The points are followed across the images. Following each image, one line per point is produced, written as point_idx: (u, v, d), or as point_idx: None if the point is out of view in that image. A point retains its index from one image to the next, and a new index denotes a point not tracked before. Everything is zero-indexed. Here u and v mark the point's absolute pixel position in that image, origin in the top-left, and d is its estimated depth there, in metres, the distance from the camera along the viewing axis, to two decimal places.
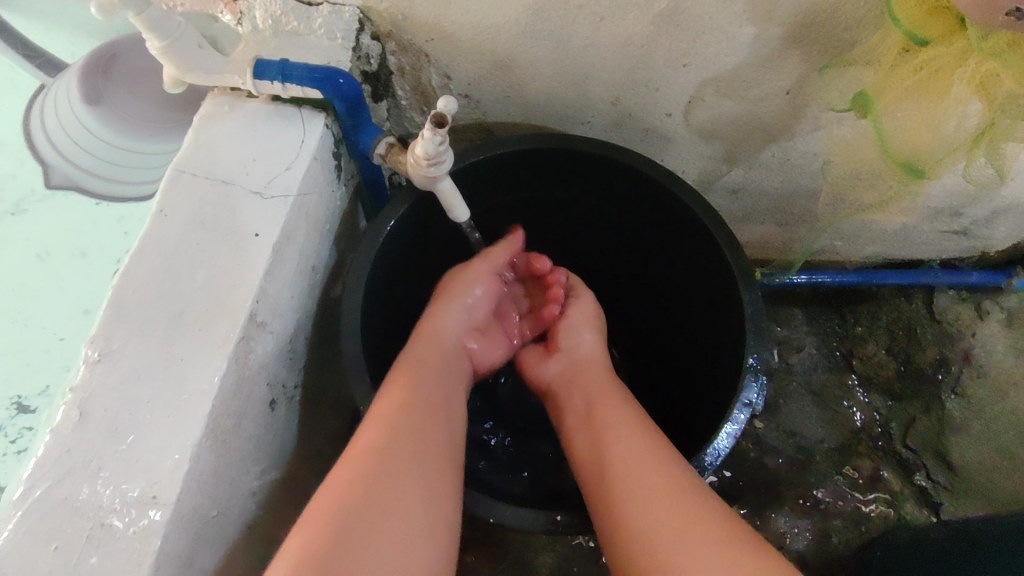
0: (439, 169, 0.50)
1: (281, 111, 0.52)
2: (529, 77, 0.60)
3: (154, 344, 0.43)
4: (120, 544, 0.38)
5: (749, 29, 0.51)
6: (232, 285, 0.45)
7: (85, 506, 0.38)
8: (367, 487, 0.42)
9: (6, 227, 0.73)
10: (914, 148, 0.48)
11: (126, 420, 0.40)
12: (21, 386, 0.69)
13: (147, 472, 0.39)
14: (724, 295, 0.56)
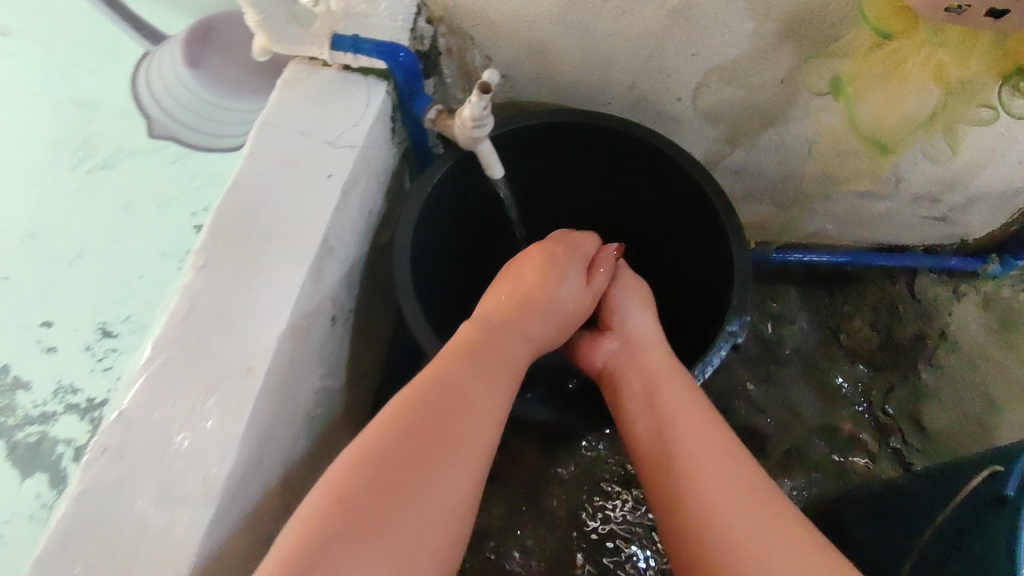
0: (481, 131, 0.60)
1: (351, 78, 0.62)
2: (559, 62, 0.70)
3: (249, 254, 0.52)
4: (223, 403, 0.47)
5: (748, 24, 0.61)
6: (311, 212, 0.55)
7: (196, 373, 0.48)
8: (424, 442, 0.46)
9: (98, 180, 0.85)
10: (880, 125, 0.57)
11: (227, 311, 0.50)
12: (106, 314, 0.79)
13: (244, 351, 0.49)
14: (719, 250, 0.65)
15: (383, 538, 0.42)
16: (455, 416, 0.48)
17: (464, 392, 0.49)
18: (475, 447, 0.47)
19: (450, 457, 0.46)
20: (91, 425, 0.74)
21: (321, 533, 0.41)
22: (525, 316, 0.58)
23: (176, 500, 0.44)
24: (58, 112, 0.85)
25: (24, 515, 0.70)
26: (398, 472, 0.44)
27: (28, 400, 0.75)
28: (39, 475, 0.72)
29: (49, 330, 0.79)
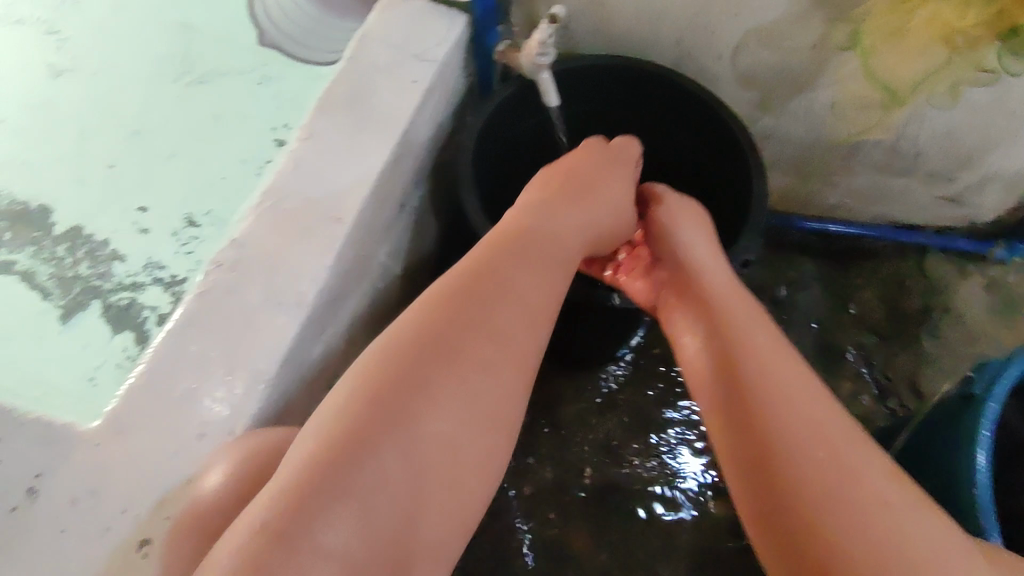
0: (544, 59, 0.70)
1: (437, 9, 0.72)
2: (615, 16, 0.81)
3: (343, 134, 0.62)
4: (317, 242, 0.57)
5: None
6: (397, 109, 0.65)
7: (296, 216, 0.58)
8: (467, 331, 0.48)
9: (198, 91, 0.94)
10: (893, 74, 0.66)
11: (325, 173, 0.60)
12: (192, 207, 0.89)
13: (336, 206, 0.59)
14: (742, 189, 0.73)
15: (432, 417, 0.44)
16: (498, 311, 0.50)
17: (507, 287, 0.51)
18: (514, 338, 0.49)
19: (492, 346, 0.48)
20: (174, 297, 0.83)
21: (367, 409, 0.43)
22: (562, 225, 0.59)
23: (268, 310, 0.53)
24: (165, 33, 0.95)
25: (113, 363, 0.79)
26: (443, 358, 0.46)
27: (123, 271, 0.85)
28: (127, 333, 0.81)
29: (145, 214, 0.88)
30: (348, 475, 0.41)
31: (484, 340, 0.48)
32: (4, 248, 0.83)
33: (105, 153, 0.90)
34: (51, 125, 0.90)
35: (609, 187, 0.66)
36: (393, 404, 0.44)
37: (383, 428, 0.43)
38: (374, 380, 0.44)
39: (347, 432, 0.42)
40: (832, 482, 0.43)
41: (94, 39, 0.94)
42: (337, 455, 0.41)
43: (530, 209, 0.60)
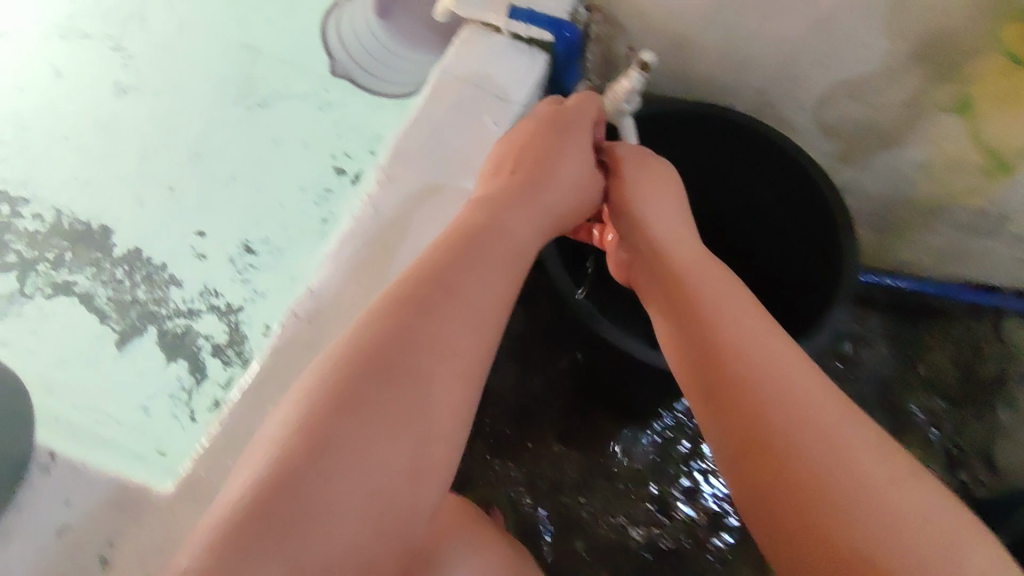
0: (628, 105, 0.67)
1: (519, 46, 0.69)
2: (697, 59, 0.78)
3: (424, 178, 0.60)
4: None
5: (882, 43, 0.67)
6: (477, 154, 0.62)
7: (376, 266, 0.55)
8: (410, 334, 0.43)
9: (254, 116, 0.91)
10: (999, 135, 0.69)
11: (405, 220, 0.58)
12: (250, 233, 0.87)
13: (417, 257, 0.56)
14: (827, 278, 0.70)
15: (385, 432, 0.40)
16: (444, 308, 0.45)
17: (456, 283, 0.46)
18: (467, 329, 0.45)
19: (440, 345, 0.43)
20: (229, 327, 0.83)
21: (308, 439, 0.39)
22: (517, 215, 0.53)
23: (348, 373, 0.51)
24: (228, 51, 0.92)
25: (166, 394, 0.79)
26: (384, 372, 0.42)
27: (179, 296, 0.84)
28: (180, 362, 0.81)
29: (202, 239, 0.87)
30: (298, 511, 0.37)
31: (417, 348, 0.43)
32: (65, 268, 0.82)
33: (165, 174, 0.88)
34: (113, 141, 0.88)
35: (572, 163, 0.59)
36: (337, 430, 0.40)
37: (330, 455, 0.39)
38: (313, 409, 0.40)
39: (289, 466, 0.38)
40: (862, 506, 0.39)
41: (158, 55, 0.91)
42: (279, 492, 0.38)
43: (490, 196, 0.54)
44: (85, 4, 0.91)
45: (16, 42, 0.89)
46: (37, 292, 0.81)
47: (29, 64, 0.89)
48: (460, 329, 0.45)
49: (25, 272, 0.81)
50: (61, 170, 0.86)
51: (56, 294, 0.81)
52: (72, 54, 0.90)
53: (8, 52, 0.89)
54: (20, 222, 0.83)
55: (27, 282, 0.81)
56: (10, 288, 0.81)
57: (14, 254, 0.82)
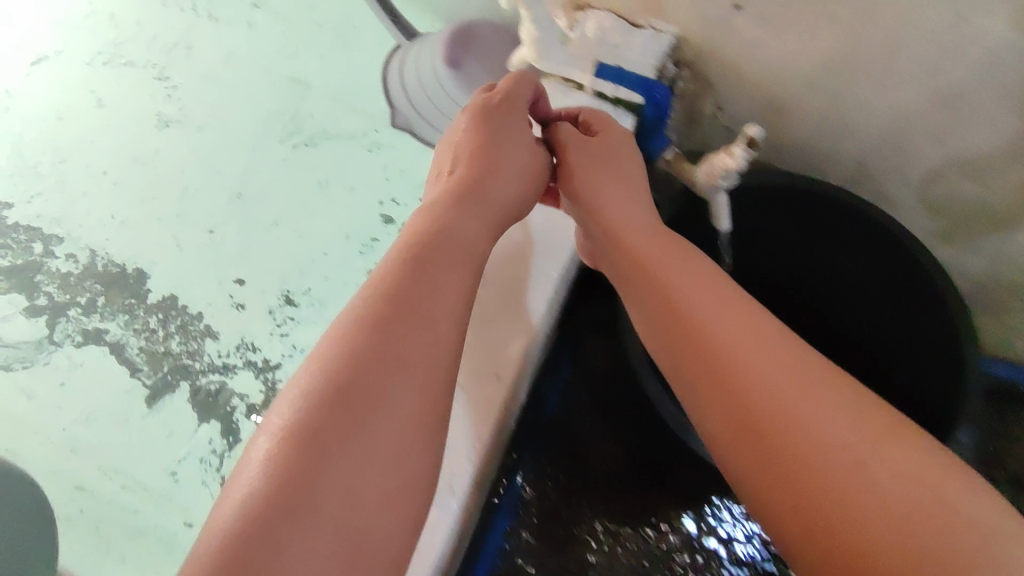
0: (726, 183, 0.60)
1: (603, 107, 0.63)
2: (790, 123, 0.69)
3: (502, 260, 0.54)
4: (474, 400, 0.49)
5: (1013, 122, 0.57)
6: (561, 240, 0.56)
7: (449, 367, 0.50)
8: (373, 346, 0.40)
9: (300, 155, 0.86)
10: None
11: (481, 311, 0.52)
12: (292, 283, 0.81)
13: (494, 358, 0.50)
14: (950, 365, 0.61)
15: (367, 442, 0.38)
16: (400, 310, 0.42)
17: (417, 287, 0.43)
18: (429, 324, 0.42)
19: (403, 347, 0.41)
20: (265, 386, 0.77)
21: (288, 469, 0.36)
22: (472, 221, 0.49)
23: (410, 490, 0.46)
24: (274, 86, 0.86)
25: (197, 457, 0.74)
26: (348, 388, 0.39)
27: (214, 350, 0.78)
28: (213, 423, 0.75)
29: (240, 287, 0.81)
30: (289, 540, 0.35)
31: (375, 369, 0.40)
32: (96, 314, 0.77)
33: (204, 217, 0.83)
34: (153, 179, 0.83)
35: (518, 154, 0.53)
36: (318, 455, 0.37)
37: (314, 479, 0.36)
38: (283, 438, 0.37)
39: (272, 500, 0.35)
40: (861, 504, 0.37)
41: (203, 87, 0.86)
42: (264, 528, 0.35)
43: (453, 199, 0.49)
44: (131, 30, 0.87)
45: (59, 68, 0.86)
46: (66, 340, 0.77)
47: (71, 92, 0.85)
48: (418, 338, 0.42)
49: (55, 317, 0.77)
50: (97, 207, 0.81)
51: (86, 343, 0.77)
52: (116, 83, 0.86)
53: (51, 79, 0.85)
54: (52, 261, 0.79)
55: (56, 328, 0.77)
56: (39, 334, 0.76)
57: (45, 297, 0.78)
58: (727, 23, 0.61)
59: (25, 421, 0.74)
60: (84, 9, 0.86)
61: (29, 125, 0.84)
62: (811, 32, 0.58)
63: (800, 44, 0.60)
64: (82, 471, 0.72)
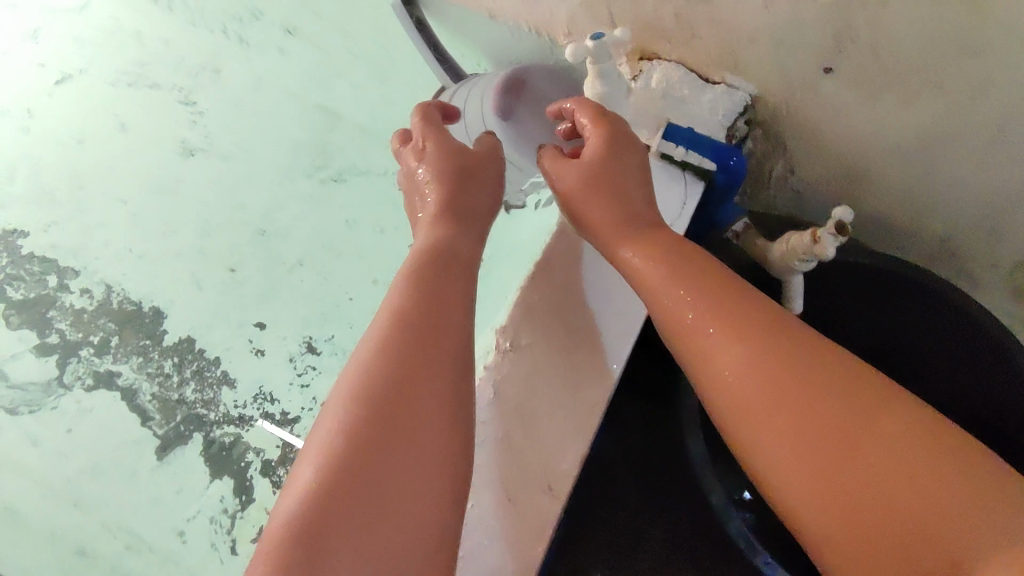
0: (804, 266, 0.54)
1: (669, 170, 0.57)
2: (869, 193, 0.61)
3: (556, 349, 0.47)
4: (523, 518, 0.43)
5: None
6: (623, 327, 0.48)
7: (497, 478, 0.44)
8: (399, 346, 0.37)
9: (328, 191, 0.81)
10: None
11: (530, 409, 0.46)
12: (314, 329, 0.77)
13: (546, 467, 0.44)
14: None
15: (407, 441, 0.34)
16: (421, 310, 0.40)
17: (433, 292, 0.41)
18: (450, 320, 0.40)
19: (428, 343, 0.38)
20: (283, 442, 0.73)
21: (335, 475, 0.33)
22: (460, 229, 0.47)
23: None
24: (303, 117, 0.82)
25: (207, 515, 0.70)
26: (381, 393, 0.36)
27: (230, 400, 0.75)
28: (225, 480, 0.71)
29: (260, 331, 0.77)
30: (348, 549, 0.31)
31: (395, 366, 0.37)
32: (109, 355, 0.75)
33: (225, 254, 0.80)
34: (175, 211, 0.81)
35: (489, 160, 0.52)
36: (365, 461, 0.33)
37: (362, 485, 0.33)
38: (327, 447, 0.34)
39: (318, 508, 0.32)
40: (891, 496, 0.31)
41: (230, 114, 0.82)
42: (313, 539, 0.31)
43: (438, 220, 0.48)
44: (158, 49, 0.81)
45: (83, 89, 0.82)
46: (76, 382, 0.74)
47: (93, 115, 0.82)
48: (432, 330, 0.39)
49: (66, 357, 0.75)
50: (119, 240, 0.80)
51: (96, 386, 0.74)
52: (141, 108, 0.82)
53: (74, 100, 0.81)
54: (66, 296, 0.77)
55: (66, 370, 0.75)
56: (48, 375, 0.74)
57: (57, 334, 0.76)
58: (814, 88, 0.55)
59: (30, 468, 0.71)
60: (110, 26, 0.81)
61: (48, 148, 0.81)
62: (911, 104, 0.51)
63: (895, 114, 0.53)
64: (83, 526, 0.69)
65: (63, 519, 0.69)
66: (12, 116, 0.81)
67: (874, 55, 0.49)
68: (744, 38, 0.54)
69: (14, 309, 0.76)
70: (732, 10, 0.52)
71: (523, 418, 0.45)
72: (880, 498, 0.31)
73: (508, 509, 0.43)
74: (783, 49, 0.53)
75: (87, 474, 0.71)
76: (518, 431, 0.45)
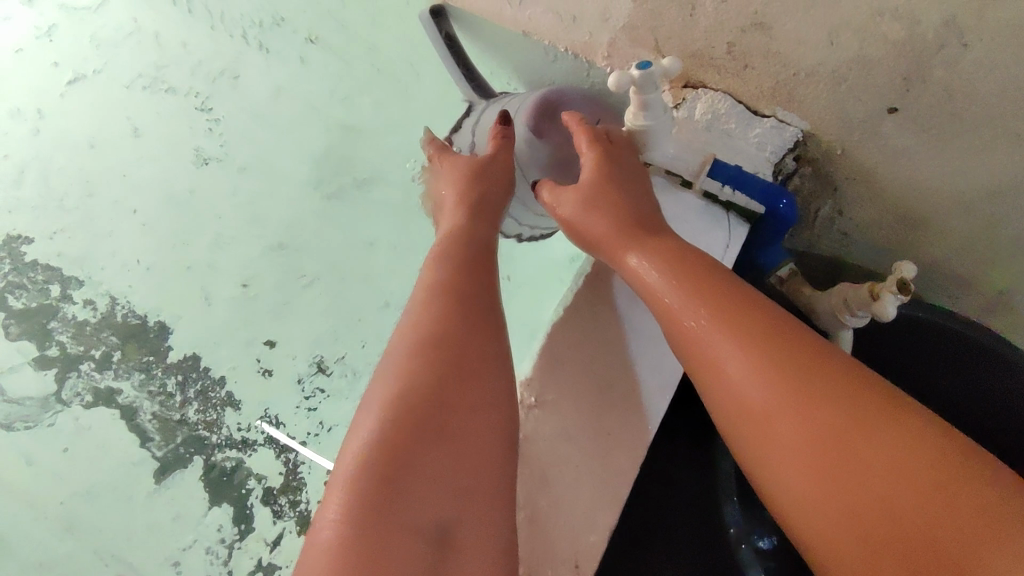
0: (855, 322, 0.49)
1: (712, 211, 0.53)
2: (924, 244, 0.56)
3: (585, 408, 0.44)
4: None
5: None
6: (660, 389, 0.44)
7: (525, 547, 0.42)
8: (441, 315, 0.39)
9: (345, 207, 0.78)
10: None
11: (555, 473, 0.43)
12: (324, 350, 0.74)
13: (572, 538, 0.42)
14: None
15: (452, 398, 0.35)
16: (454, 298, 0.40)
17: (466, 274, 0.43)
18: (484, 306, 0.40)
19: (462, 320, 0.39)
20: (285, 468, 0.71)
21: (386, 433, 0.33)
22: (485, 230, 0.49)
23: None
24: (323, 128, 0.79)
25: (203, 545, 0.68)
26: (419, 376, 0.35)
27: (234, 422, 0.72)
28: (225, 508, 0.69)
29: (268, 351, 0.75)
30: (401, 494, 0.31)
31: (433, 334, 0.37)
32: (110, 371, 0.73)
33: (235, 269, 0.77)
34: (186, 222, 0.79)
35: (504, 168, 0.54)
36: (415, 444, 0.32)
37: (413, 466, 0.32)
38: (375, 423, 0.33)
39: (374, 478, 0.31)
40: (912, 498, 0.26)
41: (246, 122, 0.79)
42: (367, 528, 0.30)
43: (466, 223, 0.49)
44: (176, 52, 0.78)
45: (95, 91, 0.79)
46: (75, 399, 0.72)
47: (104, 119, 0.79)
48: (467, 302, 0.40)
49: (65, 371, 0.73)
50: (126, 250, 0.77)
51: (95, 404, 0.72)
52: (154, 112, 0.79)
53: (86, 103, 0.79)
54: (68, 307, 0.75)
55: (65, 385, 0.72)
56: (46, 390, 0.72)
57: (57, 346, 0.73)
58: (875, 127, 0.50)
59: (22, 489, 0.68)
60: (129, 26, 0.77)
61: (58, 152, 0.79)
62: (985, 149, 0.47)
63: (965, 160, 0.48)
64: (74, 553, 0.66)
65: (55, 544, 0.67)
66: (22, 117, 0.78)
67: (949, 97, 0.45)
68: (801, 72, 0.50)
69: (15, 319, 0.74)
70: (791, 42, 0.49)
71: (547, 486, 0.43)
72: (880, 506, 0.27)
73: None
74: (845, 86, 0.49)
75: (80, 497, 0.68)
76: (540, 495, 0.43)
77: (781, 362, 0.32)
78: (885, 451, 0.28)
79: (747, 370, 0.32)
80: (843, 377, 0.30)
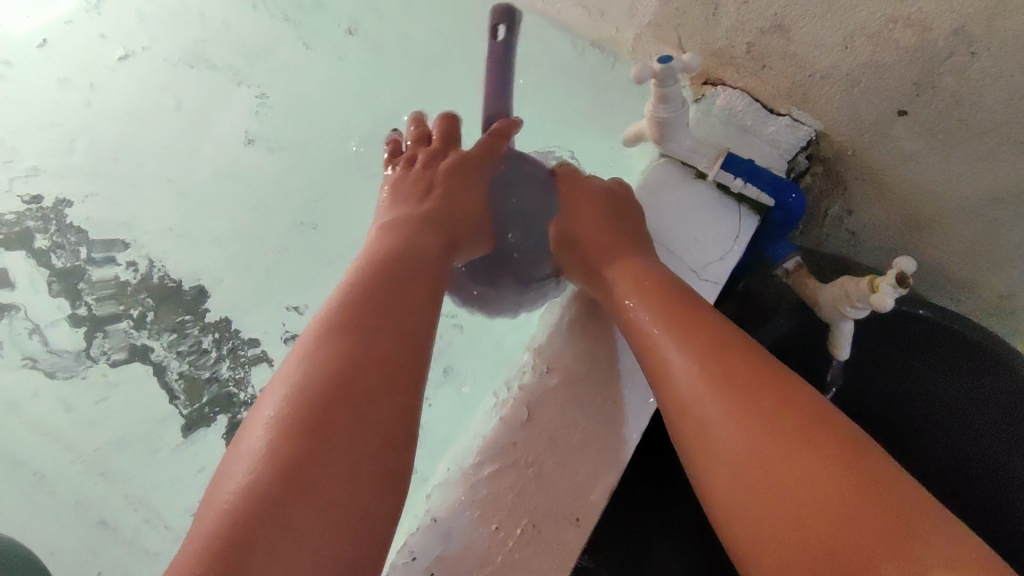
0: (855, 313, 0.52)
1: (724, 202, 0.55)
2: (933, 247, 0.58)
3: (594, 377, 0.48)
4: (549, 549, 0.44)
5: None
6: None
7: (525, 499, 0.45)
8: (368, 293, 0.45)
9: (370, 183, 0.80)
10: None
11: (563, 436, 0.46)
12: None
13: (574, 495, 0.45)
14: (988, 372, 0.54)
15: (374, 375, 0.41)
16: (377, 290, 0.45)
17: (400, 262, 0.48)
18: (403, 295, 0.46)
19: (388, 304, 0.45)
20: None
21: (310, 400, 0.39)
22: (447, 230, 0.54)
23: (400, 559, 0.44)
24: (355, 108, 0.82)
25: None
26: (341, 357, 0.41)
27: (258, 385, 0.74)
28: None
29: (285, 322, 0.77)
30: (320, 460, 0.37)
31: (373, 311, 0.44)
32: (145, 330, 0.77)
33: (268, 239, 0.81)
34: (220, 191, 0.83)
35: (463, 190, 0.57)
36: (328, 424, 0.38)
37: (325, 444, 0.37)
38: (302, 391, 0.39)
39: (296, 444, 0.37)
40: (816, 488, 0.35)
41: (283, 100, 0.84)
42: (248, 550, 0.34)
43: (420, 228, 0.52)
44: (218, 30, 0.86)
45: (139, 62, 0.86)
46: (102, 357, 0.76)
47: (150, 92, 0.85)
48: (394, 286, 0.46)
49: (93, 330, 0.76)
50: (164, 217, 0.82)
51: (128, 360, 0.76)
52: (192, 85, 0.85)
53: (130, 73, 0.86)
54: (115, 268, 0.80)
55: (93, 344, 0.76)
56: (78, 346, 0.76)
57: (85, 307, 0.77)
58: (885, 130, 0.53)
59: (57, 435, 0.73)
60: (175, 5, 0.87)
61: (108, 123, 0.85)
62: (990, 158, 0.49)
63: (969, 167, 0.50)
64: (100, 500, 0.70)
65: (85, 490, 0.71)
66: (73, 86, 0.85)
67: (955, 103, 0.48)
68: (816, 74, 0.53)
69: (60, 275, 0.78)
70: (807, 45, 0.51)
71: (556, 445, 0.46)
72: (796, 495, 0.35)
73: (500, 535, 0.44)
74: (857, 90, 0.52)
75: (110, 447, 0.73)
76: (546, 454, 0.46)
77: (734, 377, 0.40)
78: (813, 458, 0.36)
79: (708, 384, 0.40)
80: (788, 394, 0.39)
